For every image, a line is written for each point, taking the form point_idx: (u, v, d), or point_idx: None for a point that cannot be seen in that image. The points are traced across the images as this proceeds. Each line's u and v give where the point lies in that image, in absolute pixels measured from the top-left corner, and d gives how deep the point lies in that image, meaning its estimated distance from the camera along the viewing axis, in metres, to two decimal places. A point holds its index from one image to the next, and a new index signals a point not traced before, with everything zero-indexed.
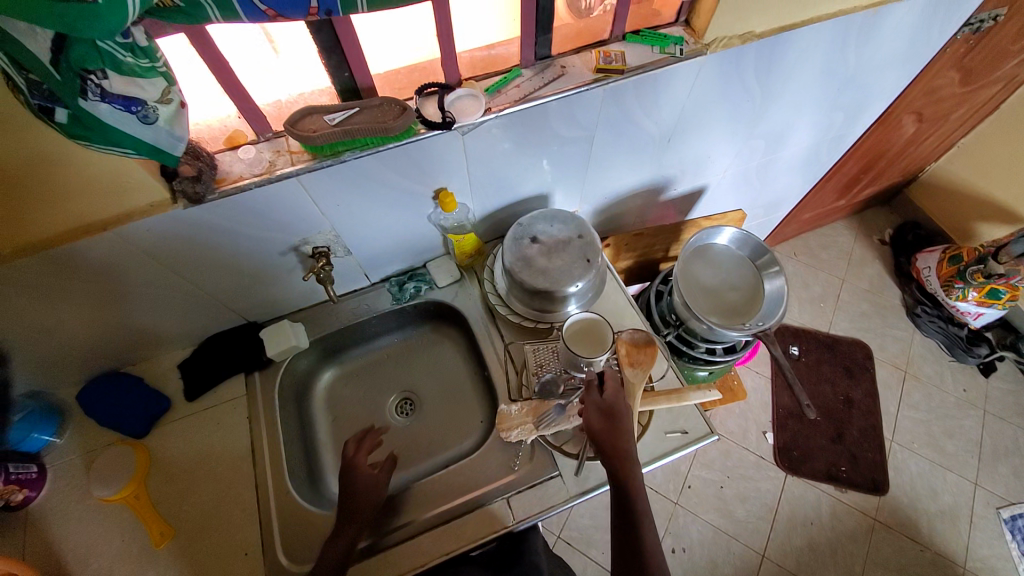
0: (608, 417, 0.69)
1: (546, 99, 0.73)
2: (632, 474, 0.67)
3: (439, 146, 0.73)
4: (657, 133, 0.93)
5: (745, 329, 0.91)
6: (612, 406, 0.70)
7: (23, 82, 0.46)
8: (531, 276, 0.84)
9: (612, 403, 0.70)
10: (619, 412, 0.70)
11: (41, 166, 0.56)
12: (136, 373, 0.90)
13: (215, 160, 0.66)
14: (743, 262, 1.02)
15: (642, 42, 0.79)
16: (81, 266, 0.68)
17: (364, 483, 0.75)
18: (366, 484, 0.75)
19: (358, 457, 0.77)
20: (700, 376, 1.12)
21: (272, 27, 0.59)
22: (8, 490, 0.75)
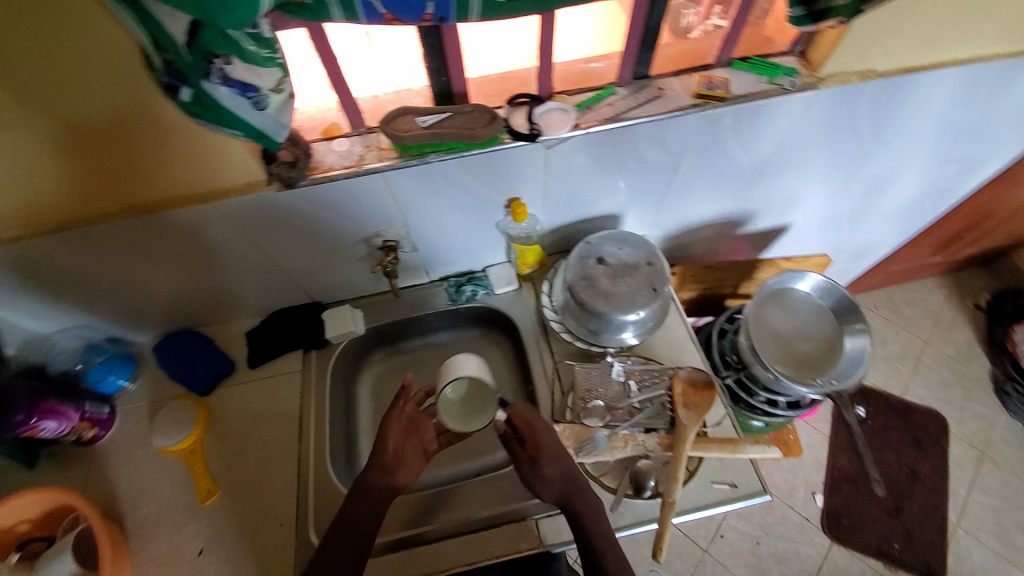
0: (534, 468, 0.70)
1: (638, 120, 0.71)
2: (583, 508, 0.69)
3: (522, 157, 0.72)
4: (748, 164, 0.88)
5: (816, 387, 0.84)
6: (539, 456, 0.70)
7: (159, 61, 0.50)
8: (592, 298, 0.81)
9: (535, 455, 0.70)
10: (542, 460, 0.70)
11: (161, 137, 0.62)
12: (208, 334, 0.97)
13: (311, 148, 0.69)
14: (823, 311, 0.94)
15: (749, 69, 0.75)
16: (178, 230, 0.74)
17: (376, 475, 0.73)
18: (377, 478, 0.73)
19: (393, 418, 0.77)
20: (754, 426, 1.05)
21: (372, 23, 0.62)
22: (82, 426, 0.82)
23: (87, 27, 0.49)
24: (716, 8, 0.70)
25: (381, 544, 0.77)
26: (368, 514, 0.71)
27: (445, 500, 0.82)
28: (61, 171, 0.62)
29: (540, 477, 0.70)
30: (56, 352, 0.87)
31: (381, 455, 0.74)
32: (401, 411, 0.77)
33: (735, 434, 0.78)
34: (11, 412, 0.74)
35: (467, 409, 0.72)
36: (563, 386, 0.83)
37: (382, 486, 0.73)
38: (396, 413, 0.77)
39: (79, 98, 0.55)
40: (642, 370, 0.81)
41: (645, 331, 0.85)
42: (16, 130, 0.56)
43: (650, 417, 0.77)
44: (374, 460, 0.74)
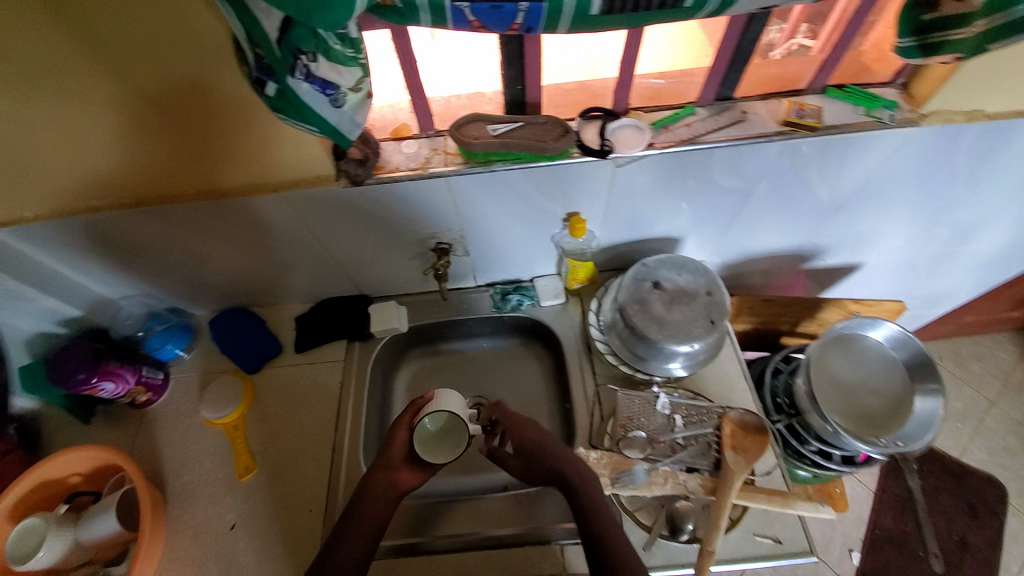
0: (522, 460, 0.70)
1: (716, 144, 0.67)
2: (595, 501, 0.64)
3: (589, 174, 0.70)
4: (827, 199, 0.82)
5: (878, 447, 0.77)
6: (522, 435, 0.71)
7: (252, 56, 0.51)
8: (644, 323, 0.78)
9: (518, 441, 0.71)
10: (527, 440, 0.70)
11: (246, 127, 0.64)
12: (259, 314, 1.00)
13: (380, 147, 0.70)
14: (894, 365, 0.86)
15: (845, 99, 0.70)
16: (246, 216, 0.76)
17: (383, 475, 0.71)
18: (381, 476, 0.71)
19: (403, 418, 0.76)
20: (800, 475, 0.99)
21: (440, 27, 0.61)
22: (138, 390, 0.87)
23: (189, 17, 0.51)
24: (802, 26, 0.68)
25: (384, 548, 0.77)
26: (374, 516, 0.68)
27: (437, 513, 0.82)
28: (145, 149, 0.66)
29: (529, 470, 0.69)
30: (122, 317, 0.92)
31: (389, 454, 0.73)
32: (416, 414, 0.74)
33: (785, 488, 0.74)
34: (76, 369, 0.79)
35: (441, 444, 0.72)
36: (603, 410, 0.81)
37: (389, 487, 0.71)
38: (410, 415, 0.75)
39: (171, 83, 0.58)
40: (688, 405, 0.78)
41: (696, 363, 0.81)
42: (111, 107, 0.59)
43: (694, 457, 0.73)
44: (382, 459, 0.73)
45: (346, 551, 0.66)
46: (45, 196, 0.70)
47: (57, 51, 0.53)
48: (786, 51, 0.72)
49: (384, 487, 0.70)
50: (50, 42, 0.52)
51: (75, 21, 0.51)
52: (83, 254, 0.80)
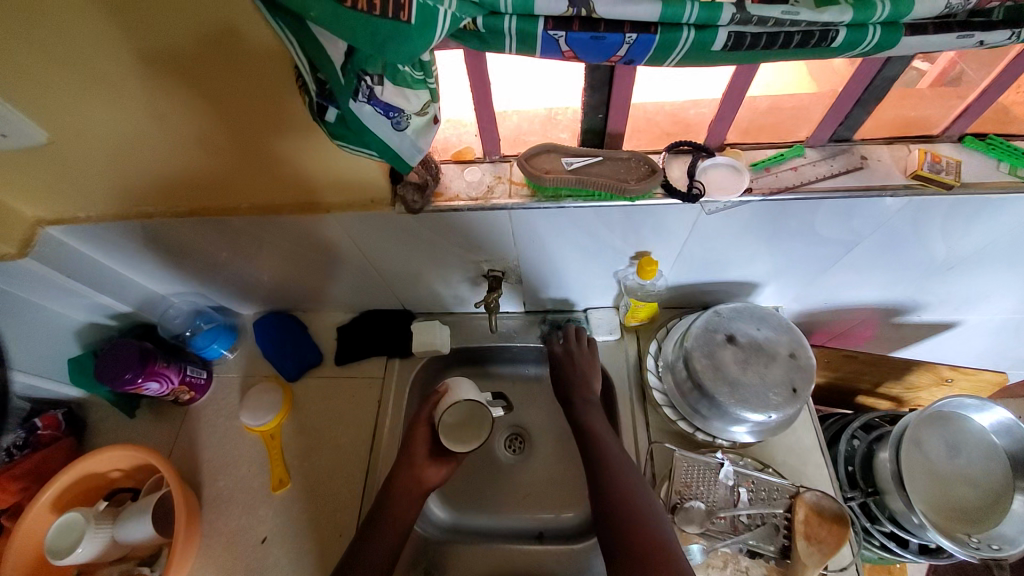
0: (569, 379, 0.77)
1: (827, 194, 0.58)
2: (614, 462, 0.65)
3: (670, 216, 0.62)
4: (942, 257, 0.70)
5: (970, 550, 0.67)
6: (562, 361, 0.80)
7: (312, 82, 0.46)
8: (713, 382, 0.70)
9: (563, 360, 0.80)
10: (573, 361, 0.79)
11: (303, 145, 0.60)
12: (302, 320, 0.98)
13: (440, 171, 0.64)
14: (995, 455, 0.74)
15: (985, 151, 0.58)
16: (293, 230, 0.73)
17: (409, 473, 0.74)
18: (406, 475, 0.74)
19: (421, 416, 0.79)
20: (867, 555, 0.89)
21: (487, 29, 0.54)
22: (181, 389, 0.87)
23: (254, 36, 0.48)
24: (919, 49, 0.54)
25: None
26: (402, 515, 0.71)
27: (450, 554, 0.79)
28: (198, 163, 0.63)
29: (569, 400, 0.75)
30: (170, 315, 0.92)
31: (412, 454, 0.76)
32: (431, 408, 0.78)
33: None
34: (122, 369, 0.78)
35: (463, 430, 0.76)
36: (658, 470, 0.74)
37: (414, 482, 0.74)
38: (429, 411, 0.79)
39: (229, 102, 0.54)
40: (756, 478, 0.70)
41: (766, 431, 0.72)
42: (167, 121, 0.57)
43: (759, 540, 0.66)
44: (405, 461, 0.75)
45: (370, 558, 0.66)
46: (99, 199, 0.69)
47: (116, 63, 0.50)
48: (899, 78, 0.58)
49: (409, 487, 0.73)
50: (110, 54, 0.49)
51: (135, 34, 0.47)
52: (135, 253, 0.79)
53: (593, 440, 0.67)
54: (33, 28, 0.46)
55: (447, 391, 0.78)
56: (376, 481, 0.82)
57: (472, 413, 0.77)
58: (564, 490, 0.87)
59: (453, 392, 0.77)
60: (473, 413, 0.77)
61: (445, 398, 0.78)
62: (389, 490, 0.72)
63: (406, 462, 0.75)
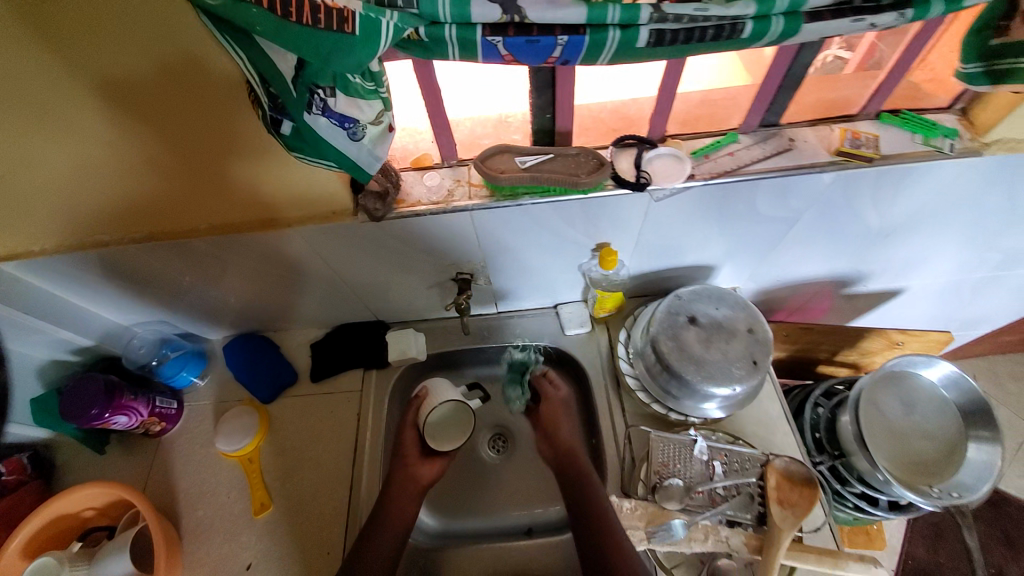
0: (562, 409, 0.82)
1: (762, 175, 0.62)
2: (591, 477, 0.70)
3: (623, 206, 0.66)
4: (876, 227, 0.76)
5: (931, 499, 0.72)
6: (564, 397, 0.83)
7: (265, 96, 0.47)
8: (680, 362, 0.73)
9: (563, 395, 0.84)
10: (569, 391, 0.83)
11: (261, 161, 0.61)
12: (275, 340, 0.97)
13: (400, 178, 0.66)
14: (945, 407, 0.80)
15: (901, 126, 0.64)
16: (257, 248, 0.73)
17: (404, 473, 0.77)
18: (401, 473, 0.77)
19: (407, 420, 0.83)
20: (841, 518, 0.93)
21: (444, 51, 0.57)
22: (151, 421, 0.85)
23: (204, 56, 0.49)
24: (836, 38, 0.61)
25: None
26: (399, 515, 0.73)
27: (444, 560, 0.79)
28: (155, 186, 0.63)
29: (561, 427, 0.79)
30: (134, 345, 0.90)
31: (405, 459, 0.79)
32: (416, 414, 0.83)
33: (836, 548, 0.69)
34: (88, 405, 0.76)
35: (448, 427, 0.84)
36: (636, 454, 0.76)
37: (408, 483, 0.77)
38: (412, 416, 0.84)
39: (183, 123, 0.55)
40: (728, 451, 0.73)
41: (734, 404, 0.76)
42: (121, 147, 0.57)
43: (736, 509, 0.69)
44: (399, 463, 0.79)
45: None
46: (51, 230, 0.67)
47: (64, 90, 0.50)
48: (820, 65, 0.65)
49: (405, 482, 0.77)
50: (55, 85, 0.49)
51: (79, 62, 0.48)
52: (93, 283, 0.78)
53: (572, 464, 0.73)
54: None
55: (427, 394, 0.84)
56: (361, 494, 0.82)
57: (455, 411, 0.85)
58: (550, 483, 0.88)
59: (433, 393, 0.84)
60: (457, 410, 0.85)
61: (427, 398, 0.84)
62: (387, 491, 0.76)
63: (399, 465, 0.79)
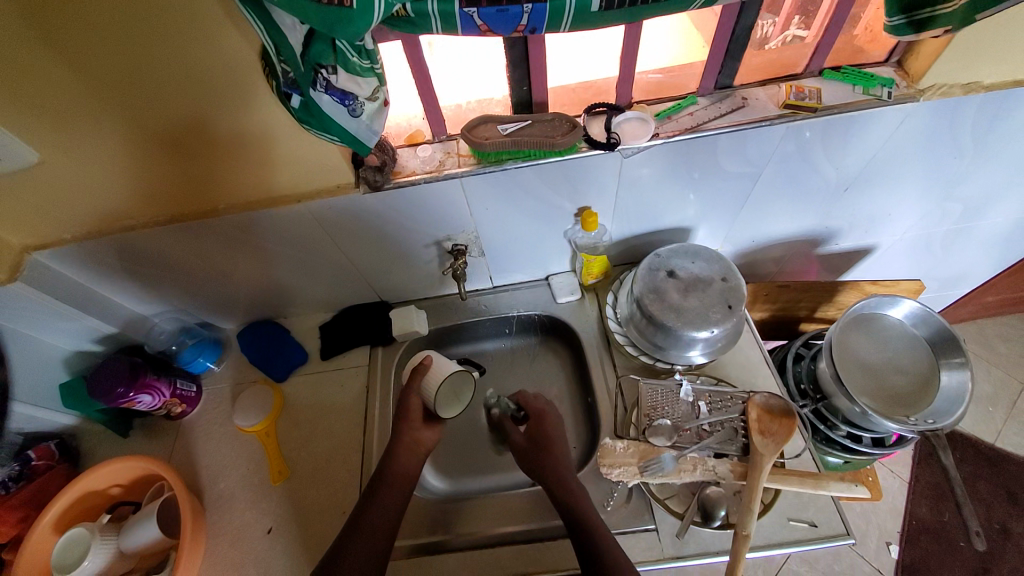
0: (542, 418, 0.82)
1: (719, 130, 0.70)
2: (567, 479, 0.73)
3: (598, 167, 0.73)
4: (836, 180, 0.83)
5: (909, 425, 0.76)
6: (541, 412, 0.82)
7: (280, 72, 0.55)
8: (661, 312, 0.79)
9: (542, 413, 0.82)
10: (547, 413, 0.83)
11: (270, 140, 0.68)
12: (286, 325, 1.03)
13: (397, 154, 0.74)
14: (916, 342, 0.86)
15: (842, 79, 0.72)
16: (268, 228, 0.80)
17: (409, 437, 0.78)
18: (408, 438, 0.78)
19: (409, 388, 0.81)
20: (832, 464, 0.97)
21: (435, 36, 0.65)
22: (172, 402, 0.90)
23: (222, 40, 0.55)
24: (795, 19, 0.70)
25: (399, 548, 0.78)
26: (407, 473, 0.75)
27: (457, 512, 0.81)
28: (176, 168, 0.70)
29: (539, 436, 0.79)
30: (155, 333, 0.96)
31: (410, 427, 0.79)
32: (420, 380, 0.81)
33: (816, 469, 0.75)
34: (114, 384, 0.81)
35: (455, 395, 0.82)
36: (627, 401, 0.82)
37: (413, 451, 0.77)
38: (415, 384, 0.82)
39: (202, 104, 0.61)
40: (711, 392, 0.80)
41: (715, 349, 0.82)
42: (149, 130, 0.63)
43: (722, 442, 0.74)
44: (402, 429, 0.79)
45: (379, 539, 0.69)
46: (87, 216, 0.74)
47: (99, 79, 0.56)
48: (781, 43, 0.74)
49: (411, 446, 0.77)
50: (87, 76, 0.56)
51: (108, 55, 0.54)
52: (116, 273, 0.84)
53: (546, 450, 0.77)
54: (23, 52, 0.53)
55: (429, 365, 0.81)
56: (372, 458, 0.87)
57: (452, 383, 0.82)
58: None
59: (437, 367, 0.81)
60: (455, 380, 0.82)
61: (430, 368, 0.81)
62: (391, 450, 0.77)
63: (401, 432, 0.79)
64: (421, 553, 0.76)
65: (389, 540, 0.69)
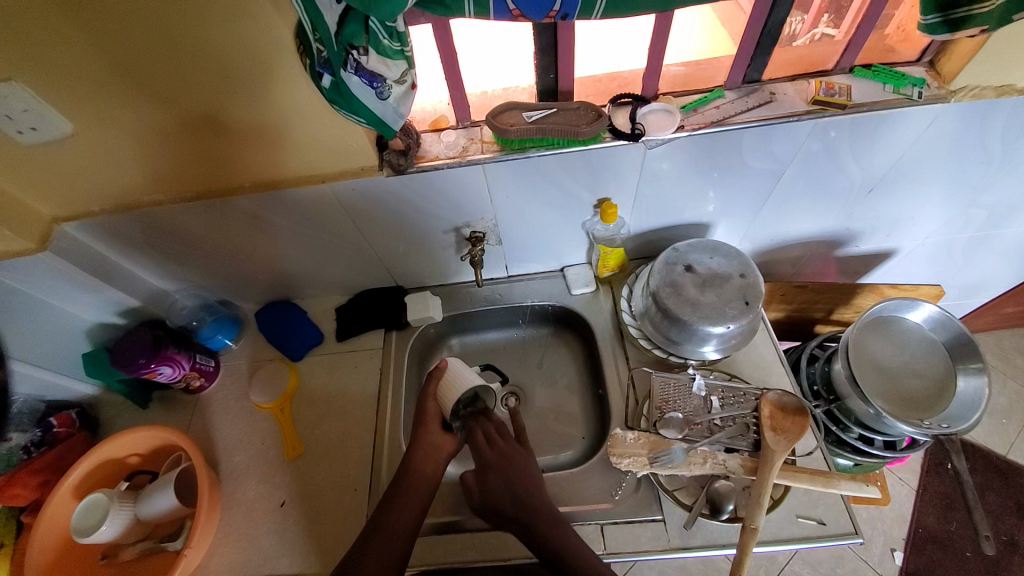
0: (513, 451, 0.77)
1: (745, 124, 0.69)
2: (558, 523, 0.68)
3: (620, 158, 0.73)
4: (860, 180, 0.82)
5: (923, 428, 0.76)
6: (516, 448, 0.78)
7: (314, 51, 0.56)
8: (677, 306, 0.79)
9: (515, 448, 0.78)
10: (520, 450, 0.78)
11: (296, 120, 0.69)
12: (303, 306, 1.04)
13: (421, 138, 0.75)
14: (933, 347, 0.85)
15: (873, 78, 0.71)
16: (291, 207, 0.81)
17: (427, 441, 0.76)
18: (426, 443, 0.76)
19: (427, 392, 0.80)
20: (841, 466, 0.97)
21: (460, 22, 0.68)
22: (192, 375, 0.92)
23: (255, 16, 0.55)
24: (823, 17, 0.70)
25: None
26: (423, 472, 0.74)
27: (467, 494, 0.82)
28: (203, 144, 0.71)
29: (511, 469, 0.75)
30: (177, 308, 0.98)
31: (432, 428, 0.77)
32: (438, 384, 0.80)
33: (827, 468, 0.75)
34: (136, 355, 0.83)
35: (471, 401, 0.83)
36: (639, 392, 0.83)
37: (434, 451, 0.76)
38: (433, 387, 0.80)
39: (231, 80, 0.62)
40: (724, 387, 0.80)
41: (729, 345, 0.82)
42: (179, 104, 0.64)
43: (732, 437, 0.75)
44: (420, 434, 0.77)
45: (398, 520, 0.70)
46: (115, 188, 0.75)
47: (129, 51, 0.57)
48: (809, 41, 0.74)
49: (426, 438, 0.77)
50: (122, 50, 0.57)
51: (144, 29, 0.55)
52: (140, 248, 0.86)
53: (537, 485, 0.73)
54: (57, 21, 0.53)
55: (449, 368, 0.80)
56: (384, 439, 0.88)
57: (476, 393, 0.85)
58: (560, 434, 0.94)
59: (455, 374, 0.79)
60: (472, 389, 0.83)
61: (449, 370, 0.80)
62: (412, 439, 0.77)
63: (420, 434, 0.77)
64: (431, 532, 0.78)
65: (409, 524, 0.70)
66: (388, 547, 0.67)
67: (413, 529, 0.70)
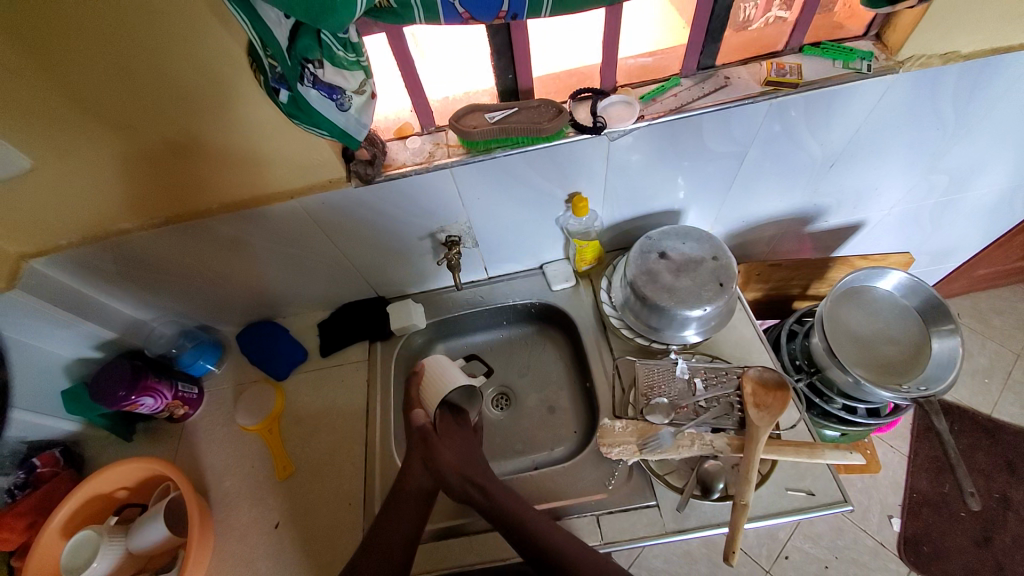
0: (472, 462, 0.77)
1: (702, 110, 0.71)
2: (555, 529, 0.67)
3: (585, 152, 0.75)
4: (820, 156, 0.84)
5: (902, 392, 0.78)
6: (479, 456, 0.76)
7: (267, 66, 0.55)
8: (654, 293, 0.80)
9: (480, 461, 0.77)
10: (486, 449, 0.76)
11: (260, 136, 0.68)
12: (285, 324, 1.04)
13: (386, 147, 0.76)
14: (906, 312, 0.88)
15: (822, 55, 0.73)
16: (262, 224, 0.80)
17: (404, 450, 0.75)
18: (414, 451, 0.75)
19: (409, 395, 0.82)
20: (830, 437, 0.98)
21: (417, 32, 0.67)
22: (175, 404, 0.91)
23: (207, 35, 0.55)
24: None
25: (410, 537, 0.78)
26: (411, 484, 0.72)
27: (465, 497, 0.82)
28: (166, 168, 0.70)
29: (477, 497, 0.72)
30: (154, 337, 0.97)
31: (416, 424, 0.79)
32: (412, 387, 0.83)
33: (812, 439, 0.77)
34: (116, 388, 0.82)
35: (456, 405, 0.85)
36: (624, 382, 0.84)
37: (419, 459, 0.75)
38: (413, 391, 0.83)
39: (190, 102, 0.62)
40: (707, 368, 0.82)
41: (708, 327, 0.84)
42: (139, 131, 0.64)
43: (717, 417, 0.76)
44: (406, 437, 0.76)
45: (390, 528, 0.69)
46: (81, 220, 0.74)
47: (81, 80, 0.57)
48: (765, 24, 0.74)
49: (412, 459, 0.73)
50: (74, 79, 0.56)
51: (95, 58, 0.55)
52: (111, 278, 0.84)
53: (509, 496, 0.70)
54: (6, 53, 0.53)
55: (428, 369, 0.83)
56: (376, 451, 0.88)
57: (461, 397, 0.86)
58: (552, 430, 0.94)
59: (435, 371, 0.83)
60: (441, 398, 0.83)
61: (428, 371, 0.83)
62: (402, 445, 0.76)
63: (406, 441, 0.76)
64: (429, 537, 0.78)
65: (404, 535, 0.70)
66: (382, 560, 0.66)
67: (407, 538, 0.70)
